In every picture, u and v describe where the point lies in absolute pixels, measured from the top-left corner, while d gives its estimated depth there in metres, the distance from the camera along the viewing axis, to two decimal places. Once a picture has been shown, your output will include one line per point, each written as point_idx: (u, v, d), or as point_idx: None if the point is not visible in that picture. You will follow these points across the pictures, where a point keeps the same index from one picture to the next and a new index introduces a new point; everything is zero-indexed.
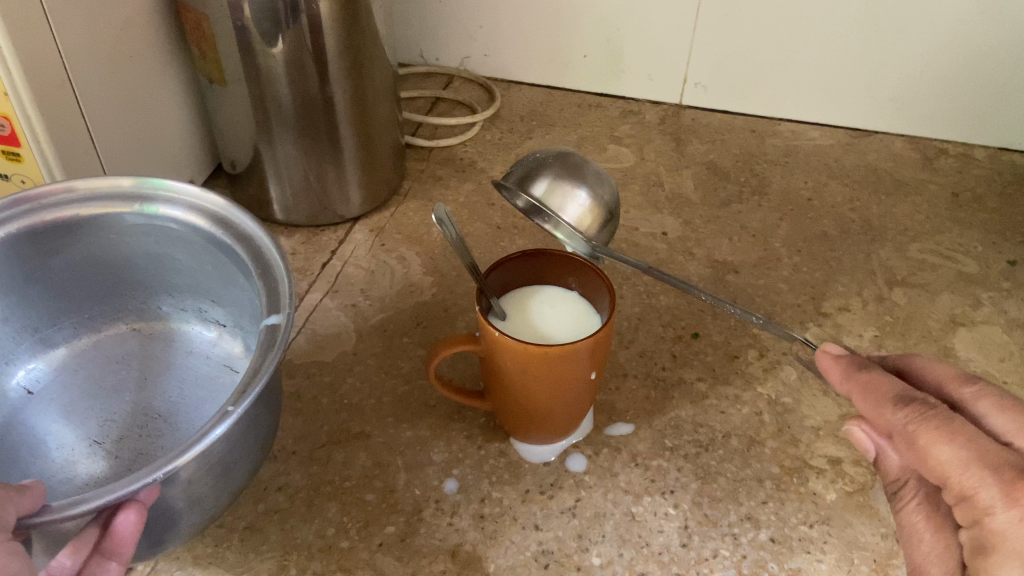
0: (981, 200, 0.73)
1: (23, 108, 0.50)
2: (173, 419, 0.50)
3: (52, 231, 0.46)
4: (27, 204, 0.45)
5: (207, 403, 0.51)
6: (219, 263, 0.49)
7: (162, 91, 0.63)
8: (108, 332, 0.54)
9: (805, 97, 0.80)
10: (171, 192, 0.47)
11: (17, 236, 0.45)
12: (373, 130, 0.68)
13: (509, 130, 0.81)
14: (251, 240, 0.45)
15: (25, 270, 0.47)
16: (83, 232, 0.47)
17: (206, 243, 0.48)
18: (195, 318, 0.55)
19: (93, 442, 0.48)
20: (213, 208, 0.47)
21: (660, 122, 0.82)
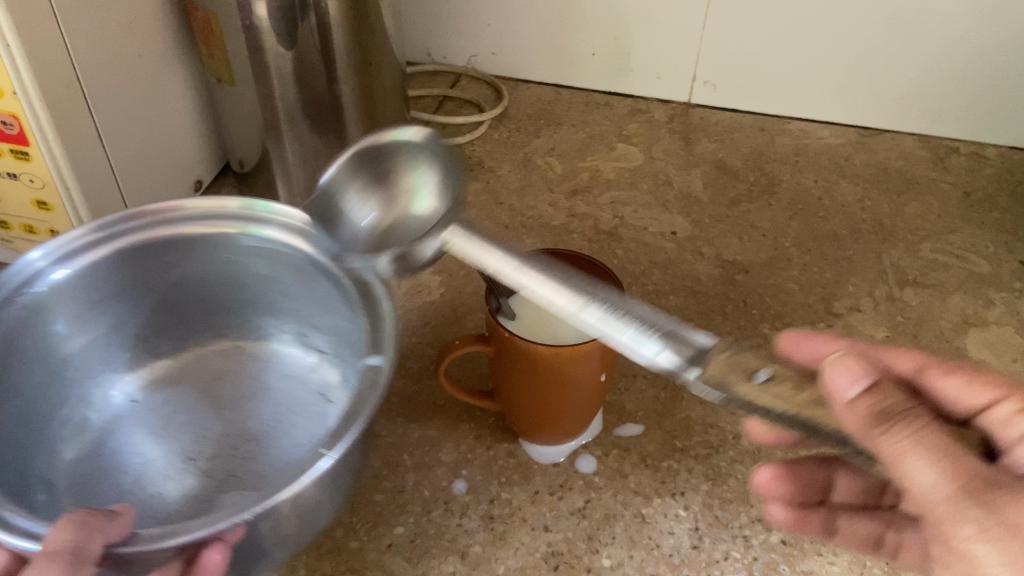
0: (992, 200, 0.72)
1: (31, 107, 0.50)
2: (263, 441, 0.49)
3: (160, 249, 0.47)
4: (141, 219, 0.46)
5: (300, 431, 0.50)
6: (324, 291, 0.48)
7: (171, 90, 0.63)
8: (211, 349, 0.54)
9: (815, 95, 0.80)
10: (281, 216, 0.47)
11: (128, 253, 0.46)
12: (381, 129, 0.68)
13: (517, 129, 0.80)
14: (361, 273, 0.44)
15: (131, 286, 0.48)
16: (187, 251, 0.48)
17: (311, 270, 0.47)
18: (294, 341, 0.54)
19: (185, 458, 0.49)
20: (323, 235, 0.46)
21: (669, 120, 0.82)
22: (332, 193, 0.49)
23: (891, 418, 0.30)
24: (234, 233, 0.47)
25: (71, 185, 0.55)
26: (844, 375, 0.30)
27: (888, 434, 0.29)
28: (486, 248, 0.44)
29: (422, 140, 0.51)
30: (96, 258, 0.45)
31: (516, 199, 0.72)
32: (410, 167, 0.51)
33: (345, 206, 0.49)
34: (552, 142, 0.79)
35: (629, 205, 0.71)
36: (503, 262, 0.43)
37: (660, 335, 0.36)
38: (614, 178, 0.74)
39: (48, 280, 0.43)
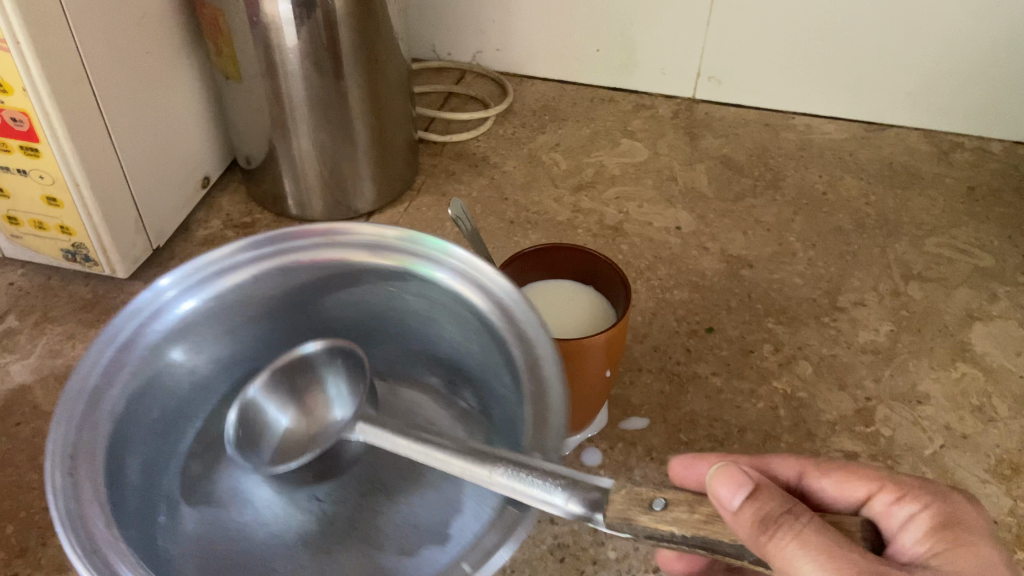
0: (997, 194, 0.72)
1: (41, 104, 0.51)
2: (394, 497, 0.42)
3: (319, 278, 0.42)
4: (309, 239, 0.42)
5: (443, 491, 0.41)
6: (487, 359, 0.40)
7: (179, 87, 0.63)
8: None
9: (819, 91, 0.80)
10: (454, 259, 0.41)
11: (287, 276, 0.42)
12: (387, 125, 0.68)
13: (522, 125, 0.81)
14: (531, 346, 0.37)
15: (289, 314, 0.44)
16: (333, 285, 0.43)
17: (478, 327, 0.40)
18: None
19: (313, 499, 0.42)
20: (500, 299, 0.39)
21: (674, 116, 0.82)
22: (246, 417, 0.42)
23: (777, 522, 0.29)
24: (397, 268, 0.41)
25: (81, 181, 0.55)
26: (722, 491, 0.30)
27: (773, 541, 0.28)
28: (398, 433, 0.37)
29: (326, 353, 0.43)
30: (231, 287, 0.41)
31: (522, 194, 0.72)
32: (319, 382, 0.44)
33: (262, 417, 0.43)
34: (556, 138, 0.79)
35: (634, 200, 0.72)
36: (418, 445, 0.36)
37: (563, 482, 0.31)
38: (619, 174, 0.75)
39: (177, 309, 0.40)
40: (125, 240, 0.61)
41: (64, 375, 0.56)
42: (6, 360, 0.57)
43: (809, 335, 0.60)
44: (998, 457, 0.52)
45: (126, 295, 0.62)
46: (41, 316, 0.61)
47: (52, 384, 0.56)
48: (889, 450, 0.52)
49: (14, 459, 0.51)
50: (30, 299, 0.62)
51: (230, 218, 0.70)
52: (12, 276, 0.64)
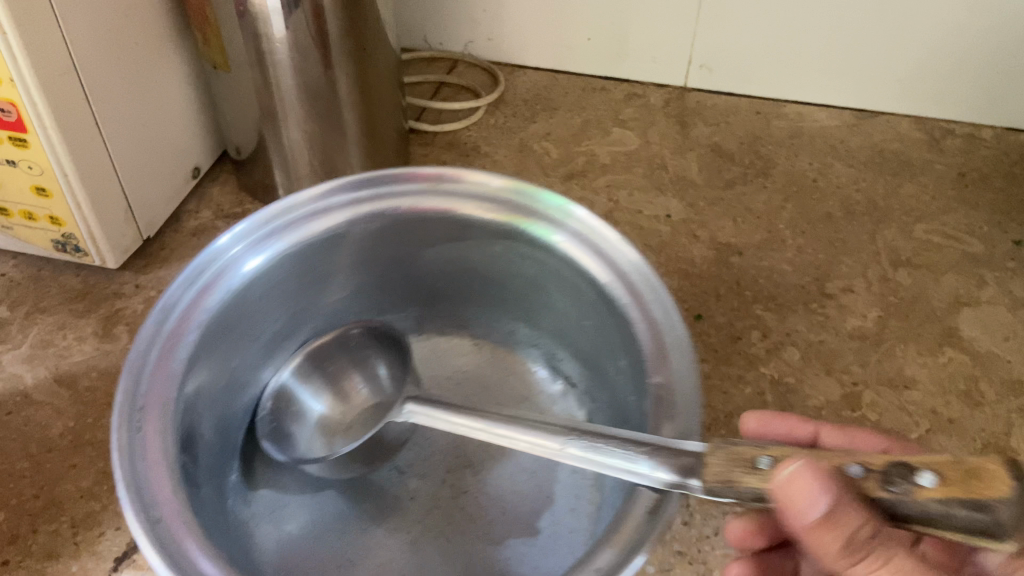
0: (987, 180, 0.72)
1: (28, 94, 0.51)
2: (479, 471, 0.50)
3: (421, 223, 0.47)
4: (421, 182, 0.46)
5: (524, 472, 0.50)
6: (600, 324, 0.44)
7: (168, 77, 0.63)
8: (459, 342, 0.56)
9: (810, 79, 0.80)
10: (577, 222, 0.44)
11: (392, 220, 0.46)
12: (377, 114, 0.68)
13: (513, 114, 0.81)
14: (662, 331, 0.39)
15: (383, 253, 0.49)
16: (420, 230, 0.47)
17: (593, 296, 0.43)
18: (543, 362, 0.54)
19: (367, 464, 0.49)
20: (622, 266, 0.42)
21: (665, 104, 0.82)
22: (284, 407, 0.50)
23: (863, 545, 0.28)
24: (510, 220, 0.45)
25: (70, 171, 0.55)
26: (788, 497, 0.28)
27: (848, 563, 0.28)
28: (447, 412, 0.43)
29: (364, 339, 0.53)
30: (324, 228, 0.45)
31: None
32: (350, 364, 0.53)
33: (301, 400, 0.51)
34: (547, 128, 0.79)
35: (624, 189, 0.72)
36: (464, 419, 0.42)
37: (649, 452, 0.34)
38: (610, 163, 0.75)
39: (244, 264, 0.43)
40: (115, 230, 0.61)
41: (55, 365, 0.57)
42: None
43: (797, 321, 0.60)
44: (984, 441, 0.53)
45: (117, 285, 0.63)
46: (32, 307, 0.61)
47: (43, 374, 0.56)
48: None
49: (6, 447, 0.51)
50: (21, 290, 0.62)
51: (221, 208, 0.70)
52: (3, 267, 0.64)
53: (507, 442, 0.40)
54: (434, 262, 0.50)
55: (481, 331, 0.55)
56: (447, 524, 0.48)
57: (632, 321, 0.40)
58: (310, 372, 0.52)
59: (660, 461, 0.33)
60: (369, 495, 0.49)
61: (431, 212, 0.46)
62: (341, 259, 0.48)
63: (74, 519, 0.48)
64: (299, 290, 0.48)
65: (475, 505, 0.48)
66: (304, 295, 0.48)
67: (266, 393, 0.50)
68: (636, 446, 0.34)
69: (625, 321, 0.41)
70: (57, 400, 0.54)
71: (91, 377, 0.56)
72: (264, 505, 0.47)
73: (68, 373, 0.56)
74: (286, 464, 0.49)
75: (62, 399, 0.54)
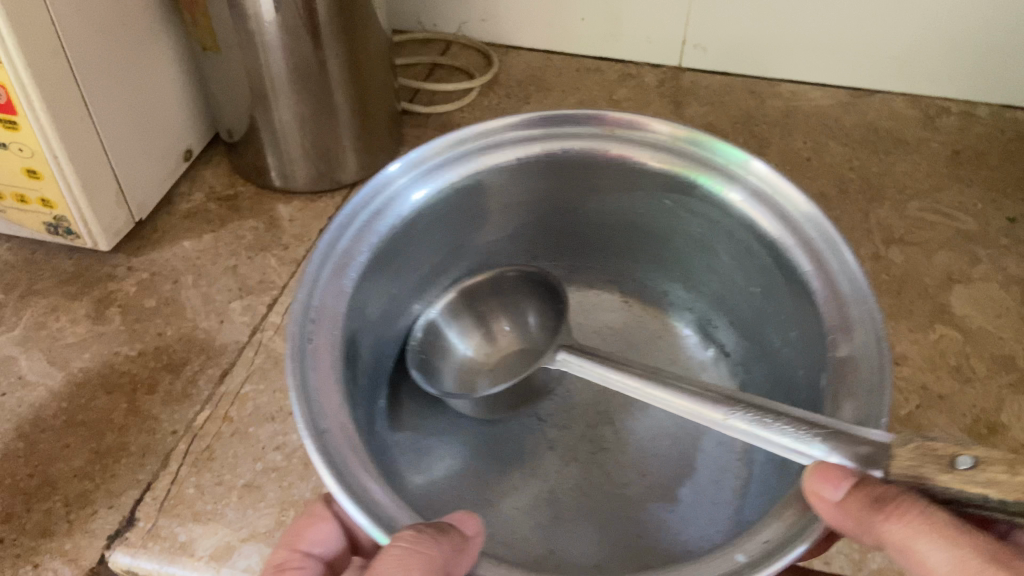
0: (982, 157, 0.72)
1: (18, 76, 0.51)
2: (685, 448, 0.48)
3: (574, 165, 0.47)
4: (595, 126, 0.46)
5: (668, 439, 0.49)
6: (767, 283, 0.44)
7: (158, 59, 0.63)
8: (603, 296, 0.56)
9: (804, 58, 0.80)
10: (754, 175, 0.43)
11: (547, 160, 0.46)
12: (369, 96, 0.68)
13: (507, 95, 0.81)
14: (847, 297, 0.38)
15: (536, 195, 0.49)
16: (590, 172, 0.47)
17: (762, 250, 0.43)
18: (694, 324, 0.53)
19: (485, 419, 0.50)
20: (794, 217, 0.41)
21: (659, 85, 0.82)
22: (432, 336, 0.53)
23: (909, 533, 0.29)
24: (677, 168, 0.44)
25: (60, 154, 0.56)
26: (817, 493, 0.30)
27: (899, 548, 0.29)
28: (602, 363, 0.44)
29: (517, 277, 0.54)
30: (487, 165, 0.46)
31: None
32: (504, 305, 0.55)
33: (445, 339, 0.53)
34: (541, 109, 0.79)
35: None
36: (617, 374, 0.43)
37: (822, 437, 0.33)
38: None
39: (412, 195, 0.45)
40: (106, 212, 0.61)
41: (48, 346, 0.57)
42: None
43: None
44: (974, 417, 0.53)
45: (110, 268, 0.63)
46: (25, 289, 0.61)
47: (36, 356, 0.57)
48: None
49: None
50: (14, 273, 0.62)
51: (213, 191, 0.70)
52: None
53: (662, 404, 0.40)
54: (603, 215, 0.50)
55: (632, 287, 0.55)
56: (587, 472, 0.48)
57: (805, 273, 0.39)
58: (462, 309, 0.54)
59: (862, 430, 0.32)
60: (504, 442, 0.50)
61: (591, 153, 0.46)
62: (495, 202, 0.48)
63: (66, 497, 0.48)
64: (464, 226, 0.49)
65: (615, 461, 0.49)
66: (464, 231, 0.50)
67: (419, 324, 0.52)
68: (812, 420, 0.33)
69: (796, 274, 0.40)
70: (50, 381, 0.55)
71: (84, 359, 0.56)
72: (407, 436, 0.48)
73: (61, 355, 0.57)
74: (436, 398, 0.50)
75: (55, 380, 0.55)
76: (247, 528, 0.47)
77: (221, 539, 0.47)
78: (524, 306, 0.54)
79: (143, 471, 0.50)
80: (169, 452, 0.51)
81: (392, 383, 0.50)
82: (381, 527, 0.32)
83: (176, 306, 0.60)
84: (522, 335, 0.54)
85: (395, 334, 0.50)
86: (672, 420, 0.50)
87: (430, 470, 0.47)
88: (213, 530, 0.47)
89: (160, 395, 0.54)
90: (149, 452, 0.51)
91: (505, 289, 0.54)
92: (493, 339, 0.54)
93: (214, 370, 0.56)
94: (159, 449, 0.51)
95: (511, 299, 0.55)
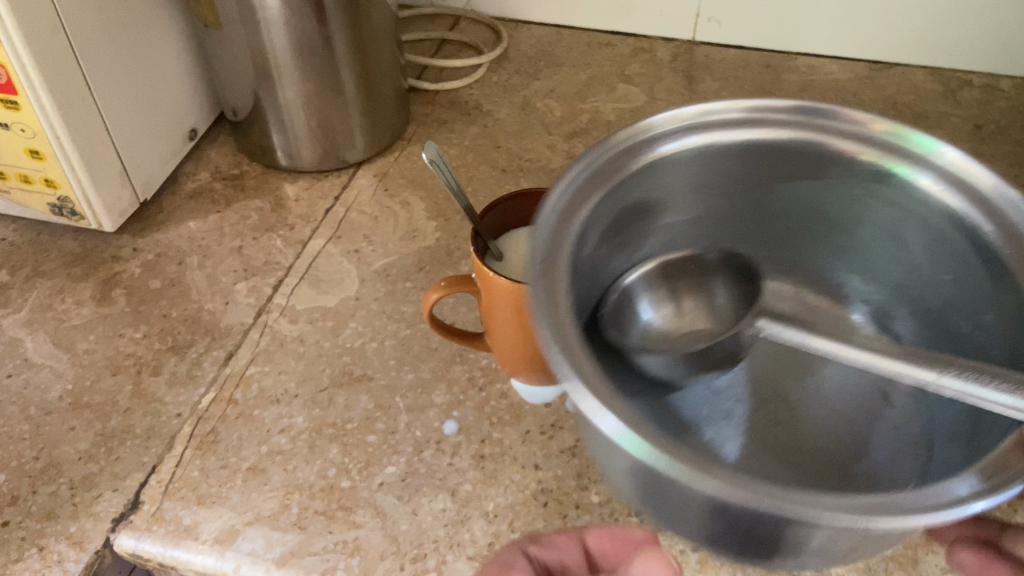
0: (1005, 132, 0.70)
1: (17, 56, 0.50)
2: (858, 437, 0.47)
3: (791, 153, 0.44)
4: (801, 113, 0.44)
5: (842, 424, 0.47)
6: (965, 271, 0.42)
7: (161, 36, 0.62)
8: (778, 284, 0.52)
9: (821, 30, 0.77)
10: (947, 162, 0.41)
11: (762, 144, 0.44)
12: (375, 73, 0.67)
13: (516, 71, 0.79)
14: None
15: (741, 180, 0.46)
16: (787, 163, 0.44)
17: (959, 236, 0.41)
18: (867, 314, 0.50)
19: (665, 383, 0.47)
20: (983, 195, 0.40)
21: (672, 59, 0.80)
22: (622, 293, 0.48)
23: None
24: (879, 155, 0.42)
25: (62, 134, 0.55)
26: None
27: None
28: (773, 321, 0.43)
29: (720, 260, 0.49)
30: (695, 141, 0.43)
31: (514, 142, 0.71)
32: (701, 286, 0.49)
33: (637, 304, 0.48)
34: (551, 84, 0.77)
35: None
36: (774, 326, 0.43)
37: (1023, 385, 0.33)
38: (614, 119, 0.73)
39: (665, 145, 0.43)
40: (111, 193, 0.61)
41: (54, 328, 0.57)
42: None
43: None
44: None
45: (115, 249, 0.63)
46: (31, 271, 0.61)
47: (41, 338, 0.56)
48: None
49: (6, 410, 0.52)
50: (20, 254, 0.62)
51: (219, 170, 0.69)
52: (3, 231, 0.64)
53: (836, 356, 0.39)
54: (794, 205, 0.47)
55: (806, 275, 0.51)
56: (773, 429, 0.47)
57: (997, 245, 0.39)
58: (660, 280, 0.49)
59: None
60: (672, 411, 0.47)
61: (808, 147, 0.43)
62: (693, 182, 0.46)
63: (72, 480, 0.48)
64: (679, 193, 0.46)
65: (785, 432, 0.47)
66: (651, 215, 0.46)
67: (620, 283, 0.48)
68: (1005, 377, 0.34)
69: (989, 249, 0.39)
70: (56, 363, 0.55)
71: (90, 341, 0.56)
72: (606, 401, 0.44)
73: (67, 337, 0.56)
74: (622, 353, 0.46)
75: (60, 362, 0.55)
76: (252, 511, 0.47)
77: (226, 523, 0.47)
78: (716, 288, 0.48)
79: (148, 454, 0.50)
80: (174, 435, 0.51)
81: (591, 325, 0.46)
82: (644, 439, 0.31)
83: (182, 288, 0.60)
84: (710, 314, 0.48)
85: (599, 284, 0.46)
86: (840, 401, 0.48)
87: (608, 454, 0.44)
88: (218, 513, 0.47)
89: (165, 377, 0.54)
90: (154, 435, 0.51)
91: (705, 267, 0.49)
92: (677, 322, 0.48)
93: (219, 352, 0.55)
94: (164, 432, 0.51)
95: (706, 279, 0.49)
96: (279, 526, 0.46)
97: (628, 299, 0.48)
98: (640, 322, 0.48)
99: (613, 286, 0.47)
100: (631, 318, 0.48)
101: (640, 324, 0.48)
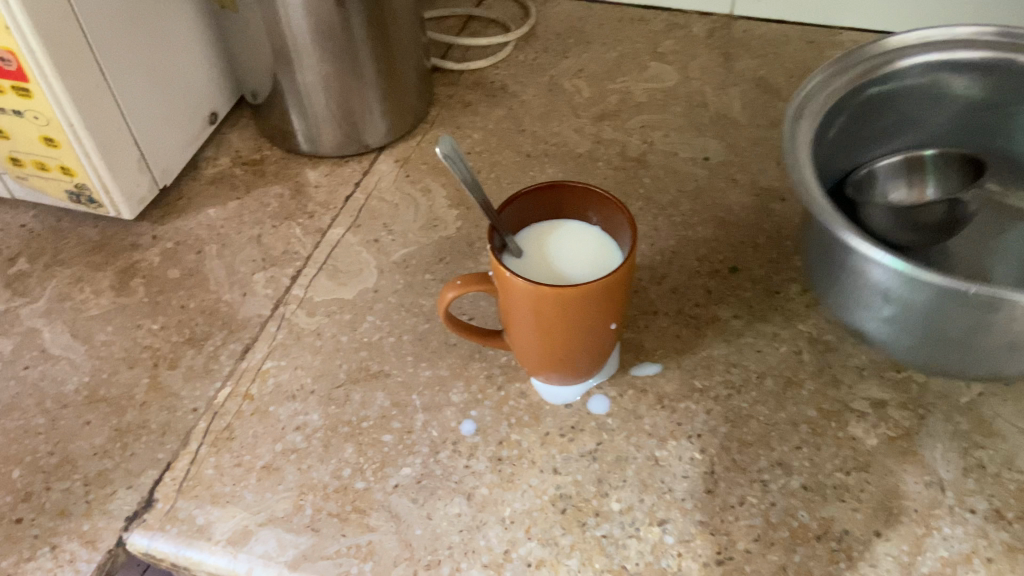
0: None
1: (27, 42, 0.49)
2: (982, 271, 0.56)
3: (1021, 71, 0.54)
4: None
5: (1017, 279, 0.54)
6: None
7: (177, 18, 0.61)
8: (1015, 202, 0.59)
9: (867, 4, 0.73)
10: None
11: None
12: (396, 54, 0.64)
13: (544, 49, 0.76)
14: None
15: (1004, 88, 0.55)
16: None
17: None
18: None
19: (908, 238, 0.57)
20: None
21: (709, 35, 0.76)
22: (879, 174, 0.60)
23: None
24: None
25: (75, 121, 0.54)
26: None
27: None
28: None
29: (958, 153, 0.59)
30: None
31: (540, 125, 0.68)
32: (937, 172, 0.60)
33: (879, 184, 0.60)
34: (580, 63, 0.74)
35: (659, 129, 0.67)
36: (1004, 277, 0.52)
37: None
38: (646, 100, 0.70)
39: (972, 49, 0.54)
40: (128, 180, 0.60)
41: (72, 319, 0.57)
42: (16, 304, 0.58)
43: None
44: None
45: (134, 237, 0.62)
46: (50, 259, 0.61)
47: (59, 328, 0.56)
48: (922, 398, 0.49)
49: (22, 402, 0.52)
50: (40, 242, 0.62)
51: (239, 155, 0.68)
52: (24, 218, 0.64)
53: None
54: None
55: (1012, 178, 0.60)
56: None
57: None
58: (903, 169, 0.60)
59: None
60: (955, 260, 0.57)
61: (1008, 64, 0.54)
62: (970, 91, 0.56)
63: (86, 476, 0.48)
64: (937, 100, 0.57)
65: None
66: (923, 110, 0.58)
67: (881, 161, 0.60)
68: None
69: None
70: (74, 355, 0.54)
71: (107, 332, 0.56)
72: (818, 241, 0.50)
73: (85, 327, 0.56)
74: (858, 199, 0.58)
75: (78, 354, 0.55)
76: (266, 511, 0.46)
77: (239, 523, 0.46)
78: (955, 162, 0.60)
79: (162, 450, 0.50)
80: (189, 431, 0.50)
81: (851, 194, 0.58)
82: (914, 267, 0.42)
83: (199, 278, 0.59)
84: (925, 195, 0.59)
85: (868, 151, 0.60)
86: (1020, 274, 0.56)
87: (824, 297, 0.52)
88: (231, 513, 0.46)
89: (181, 370, 0.53)
90: (169, 430, 0.50)
91: (937, 164, 0.60)
92: (880, 184, 0.60)
93: (235, 345, 0.54)
94: (179, 427, 0.51)
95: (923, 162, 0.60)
96: (292, 528, 0.46)
97: (878, 176, 0.60)
98: (885, 189, 0.60)
99: (863, 163, 0.60)
100: (869, 180, 0.60)
101: (886, 189, 0.60)
